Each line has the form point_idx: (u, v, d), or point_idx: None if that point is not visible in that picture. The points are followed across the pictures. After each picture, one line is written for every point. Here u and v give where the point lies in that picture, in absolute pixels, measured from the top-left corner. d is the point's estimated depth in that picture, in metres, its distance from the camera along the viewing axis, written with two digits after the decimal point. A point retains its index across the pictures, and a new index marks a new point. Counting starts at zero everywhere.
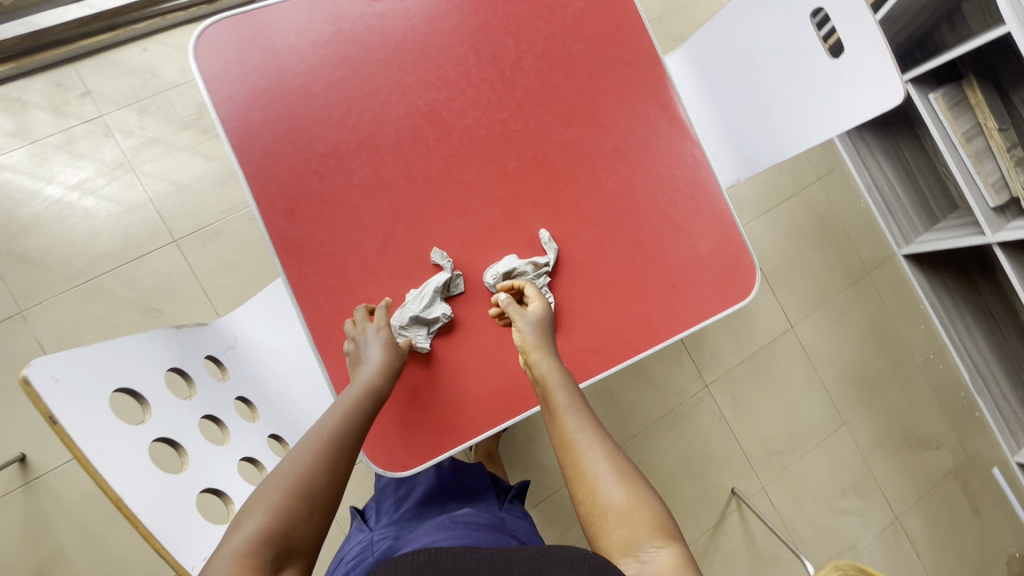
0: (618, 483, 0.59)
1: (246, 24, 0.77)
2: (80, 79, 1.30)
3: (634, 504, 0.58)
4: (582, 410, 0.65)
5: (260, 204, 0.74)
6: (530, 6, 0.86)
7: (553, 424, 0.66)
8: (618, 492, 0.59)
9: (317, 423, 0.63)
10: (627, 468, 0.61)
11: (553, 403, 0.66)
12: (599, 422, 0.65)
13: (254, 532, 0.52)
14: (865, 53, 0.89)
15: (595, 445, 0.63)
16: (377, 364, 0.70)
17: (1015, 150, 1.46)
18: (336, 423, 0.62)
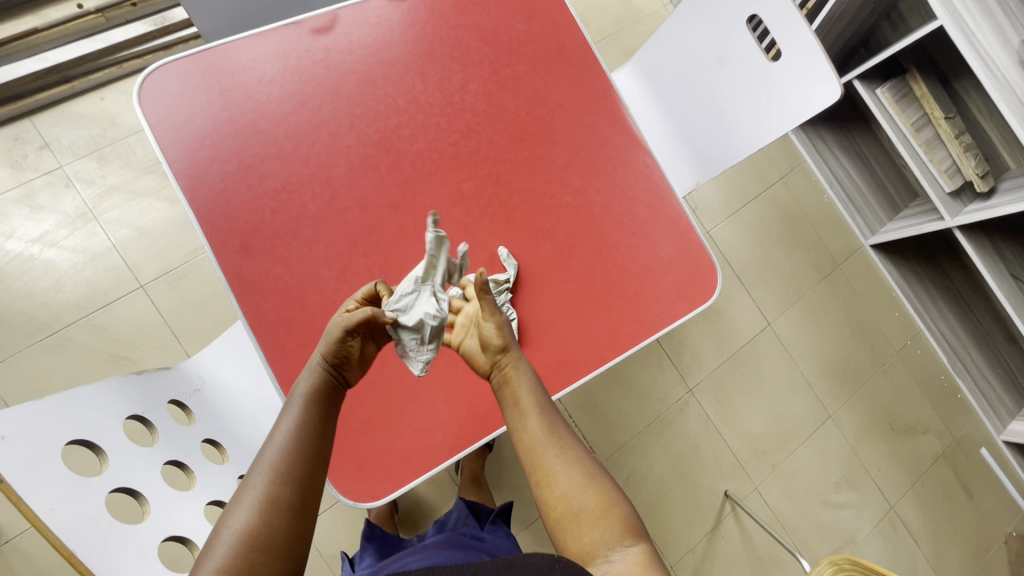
0: (588, 488, 0.62)
1: (190, 68, 0.78)
2: (37, 132, 1.30)
3: (604, 508, 0.61)
4: (550, 414, 0.66)
5: (212, 243, 0.74)
6: (473, 32, 0.88)
7: (518, 427, 0.65)
8: (589, 497, 0.61)
9: (246, 482, 0.56)
10: (596, 473, 0.64)
11: (519, 405, 0.65)
12: (566, 426, 0.66)
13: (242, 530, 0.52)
14: (801, 54, 0.92)
15: (565, 449, 0.64)
16: (303, 394, 0.61)
17: (962, 136, 1.50)
18: (263, 481, 0.55)
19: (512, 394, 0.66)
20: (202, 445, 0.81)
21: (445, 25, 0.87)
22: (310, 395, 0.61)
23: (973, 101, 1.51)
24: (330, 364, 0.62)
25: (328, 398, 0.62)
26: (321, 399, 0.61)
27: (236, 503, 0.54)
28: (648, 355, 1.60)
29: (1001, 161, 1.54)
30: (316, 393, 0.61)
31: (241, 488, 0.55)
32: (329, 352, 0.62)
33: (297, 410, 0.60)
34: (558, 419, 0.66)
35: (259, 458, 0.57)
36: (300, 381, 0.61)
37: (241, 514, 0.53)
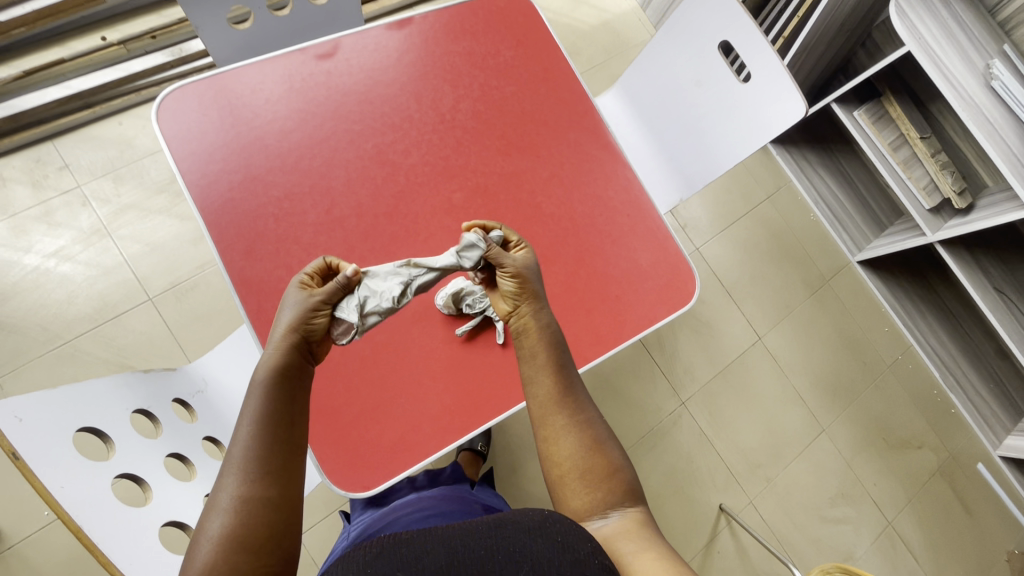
0: (593, 449, 0.67)
1: (204, 89, 0.85)
2: (59, 154, 1.39)
3: (607, 468, 0.67)
4: (566, 374, 0.71)
5: (219, 248, 0.80)
6: (464, 57, 0.96)
7: (532, 389, 0.70)
8: (594, 456, 0.67)
9: (217, 487, 0.57)
10: (601, 435, 0.69)
11: (536, 368, 0.70)
12: (578, 387, 0.72)
13: (221, 532, 0.54)
14: (768, 74, 0.99)
15: (576, 409, 0.69)
16: (260, 387, 0.61)
17: (938, 155, 1.56)
18: (233, 483, 0.56)
19: (533, 351, 0.71)
20: (203, 443, 0.85)
21: (438, 51, 0.95)
22: (268, 382, 0.61)
23: (948, 122, 1.58)
24: (299, 334, 0.64)
25: (285, 382, 0.62)
26: (280, 382, 0.62)
27: (211, 508, 0.56)
28: (640, 367, 1.63)
29: (978, 179, 1.59)
30: (273, 382, 0.61)
31: (214, 493, 0.57)
32: (300, 319, 0.64)
33: (252, 409, 0.60)
34: (572, 381, 0.71)
35: (226, 462, 0.58)
36: (257, 368, 0.62)
37: (217, 518, 0.55)
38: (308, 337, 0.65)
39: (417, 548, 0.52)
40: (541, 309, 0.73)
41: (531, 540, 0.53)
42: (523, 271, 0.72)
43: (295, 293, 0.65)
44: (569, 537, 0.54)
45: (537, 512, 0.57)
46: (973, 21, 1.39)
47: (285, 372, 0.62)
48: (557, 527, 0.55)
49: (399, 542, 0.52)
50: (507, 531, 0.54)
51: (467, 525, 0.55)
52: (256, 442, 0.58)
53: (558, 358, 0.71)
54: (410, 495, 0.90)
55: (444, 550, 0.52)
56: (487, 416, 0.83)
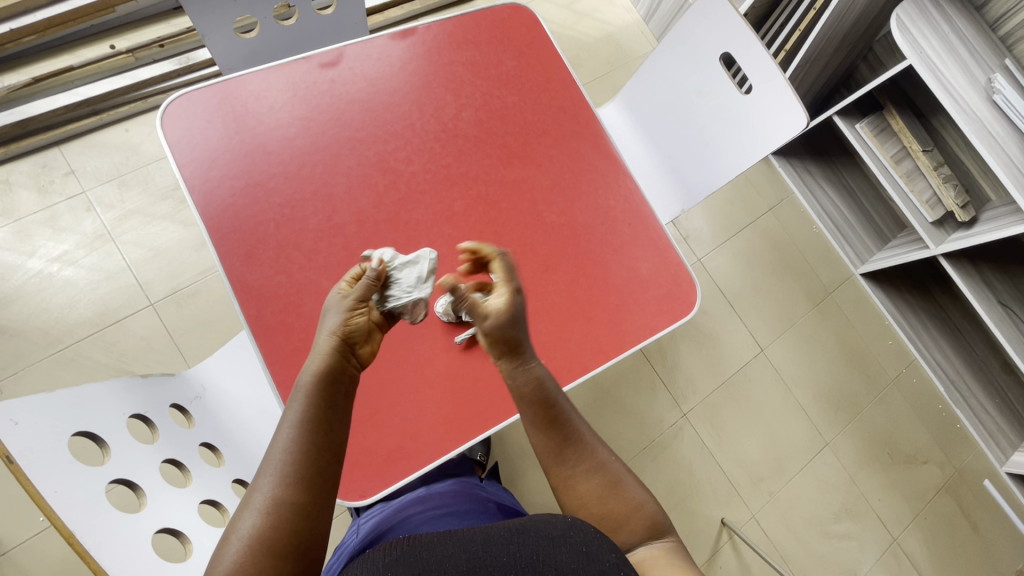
0: (610, 488, 0.68)
1: (209, 96, 0.86)
2: (65, 160, 1.40)
3: (626, 506, 0.67)
4: (564, 426, 0.69)
5: (219, 252, 0.80)
6: (466, 67, 0.97)
7: (538, 445, 0.70)
8: (610, 498, 0.67)
9: (255, 485, 0.57)
10: (615, 473, 0.69)
11: (537, 424, 0.69)
12: (584, 430, 0.71)
13: (249, 534, 0.54)
14: (769, 86, 1.00)
15: (582, 457, 0.69)
16: (305, 388, 0.60)
17: (941, 168, 1.56)
18: (270, 484, 0.57)
19: (524, 409, 0.69)
20: (200, 449, 0.85)
21: (441, 61, 0.96)
22: (314, 384, 0.60)
23: (949, 134, 1.58)
24: (341, 339, 0.63)
25: (330, 386, 0.62)
26: (325, 385, 0.61)
27: (246, 505, 0.56)
28: (641, 378, 1.62)
29: (981, 193, 1.59)
30: (318, 384, 0.61)
31: (250, 490, 0.57)
32: (342, 322, 0.63)
33: (297, 411, 0.60)
34: (573, 428, 0.70)
35: (266, 462, 0.58)
36: (305, 368, 0.62)
37: (249, 517, 0.55)
38: (350, 340, 0.64)
39: (437, 553, 0.52)
40: (523, 364, 0.69)
41: (552, 548, 0.53)
42: (500, 321, 0.65)
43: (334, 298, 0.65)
44: (593, 546, 0.53)
45: (561, 519, 0.56)
46: (974, 36, 1.40)
47: (331, 375, 0.62)
48: (580, 537, 0.54)
49: (420, 546, 0.53)
50: (529, 537, 0.54)
51: (488, 530, 0.55)
52: (296, 448, 0.58)
53: (554, 410, 0.69)
54: (420, 488, 0.88)
55: (463, 556, 0.52)
56: (486, 425, 0.83)
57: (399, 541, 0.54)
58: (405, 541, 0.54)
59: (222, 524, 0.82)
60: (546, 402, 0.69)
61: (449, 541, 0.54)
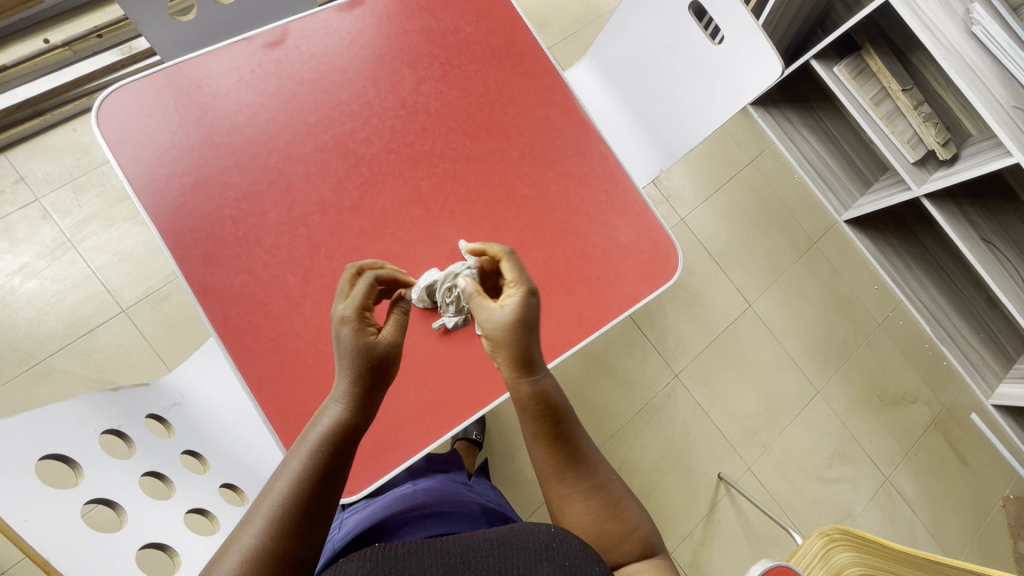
0: (606, 508, 0.67)
1: (146, 88, 0.80)
2: (12, 166, 1.33)
3: (621, 527, 0.66)
4: (568, 443, 0.67)
5: (176, 255, 0.77)
6: (422, 36, 0.91)
7: (535, 459, 0.68)
8: (605, 521, 0.66)
9: (243, 525, 0.56)
10: (615, 494, 0.68)
11: (537, 439, 0.67)
12: (587, 449, 0.69)
13: (232, 574, 0.53)
14: (742, 34, 0.95)
15: (581, 477, 0.67)
16: (323, 432, 0.59)
17: (921, 107, 1.52)
18: (260, 530, 0.55)
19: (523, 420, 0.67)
20: (182, 457, 0.82)
21: (393, 32, 0.90)
22: (324, 439, 0.59)
23: (929, 71, 1.52)
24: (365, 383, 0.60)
25: (347, 433, 0.60)
26: (345, 432, 0.60)
27: (235, 541, 0.55)
28: (631, 343, 1.61)
29: (962, 129, 1.55)
30: (331, 438, 0.59)
31: (239, 530, 0.55)
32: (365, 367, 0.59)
33: (304, 462, 0.58)
34: (578, 446, 0.68)
35: (261, 502, 0.57)
36: (322, 418, 0.60)
37: (231, 560, 0.54)
38: (372, 388, 0.61)
39: (413, 565, 0.51)
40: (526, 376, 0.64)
41: (534, 561, 0.53)
42: (502, 317, 0.62)
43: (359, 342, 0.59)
44: (575, 559, 0.53)
45: (544, 528, 0.56)
46: None
47: (350, 424, 0.60)
48: (563, 549, 0.54)
49: (395, 557, 0.52)
50: (509, 550, 0.54)
51: (468, 543, 0.54)
52: (294, 503, 0.56)
53: (562, 425, 0.66)
54: (405, 486, 0.86)
55: (441, 565, 0.51)
56: (471, 409, 0.81)
57: (374, 551, 0.53)
58: (380, 552, 0.53)
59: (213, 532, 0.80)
60: (553, 415, 0.66)
61: (426, 553, 0.53)
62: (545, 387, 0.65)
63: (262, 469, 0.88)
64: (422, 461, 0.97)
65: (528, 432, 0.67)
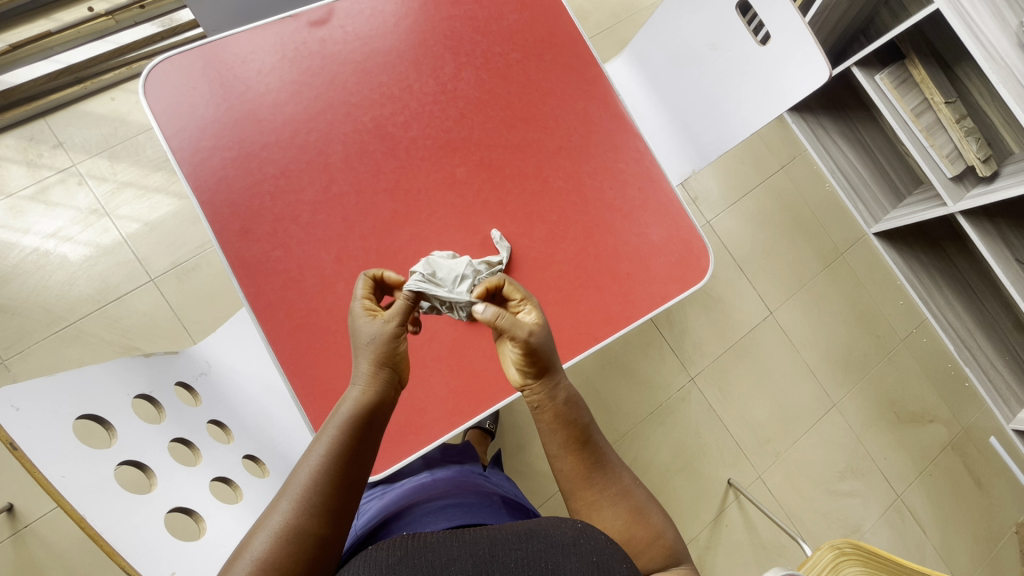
0: (633, 515, 0.66)
1: (193, 60, 0.81)
2: (52, 132, 1.35)
3: (646, 532, 0.65)
4: (592, 448, 0.67)
5: (214, 227, 0.78)
6: (465, 22, 0.90)
7: (556, 462, 0.67)
8: (633, 525, 0.65)
9: (272, 506, 0.56)
10: (639, 500, 0.67)
11: (562, 440, 0.66)
12: (610, 455, 0.69)
13: (260, 558, 0.53)
14: (789, 36, 0.93)
15: (605, 481, 0.67)
16: (343, 417, 0.60)
17: (964, 121, 1.48)
18: (288, 510, 0.55)
19: (552, 429, 0.66)
20: (208, 427, 0.84)
21: (437, 16, 0.90)
22: (350, 415, 0.60)
23: (974, 85, 1.48)
24: (386, 367, 0.62)
25: (367, 419, 0.61)
26: (365, 417, 0.61)
27: (261, 526, 0.55)
28: (648, 344, 1.60)
29: (1004, 146, 1.51)
30: (357, 416, 0.60)
31: (267, 512, 0.56)
32: (384, 348, 0.61)
33: (327, 439, 0.59)
34: (600, 450, 0.68)
35: (288, 484, 0.57)
36: (346, 400, 0.61)
37: (264, 540, 0.54)
38: (394, 369, 0.63)
39: (442, 555, 0.52)
40: (554, 384, 0.65)
41: (562, 556, 0.53)
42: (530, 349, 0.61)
43: (370, 324, 0.62)
44: (604, 556, 0.54)
45: (571, 524, 0.56)
46: None
47: (371, 409, 0.61)
48: (591, 545, 0.54)
49: (424, 547, 0.53)
50: (537, 543, 0.54)
51: (497, 534, 0.55)
52: (320, 482, 0.57)
53: (587, 434, 0.66)
54: (422, 477, 0.87)
55: (469, 559, 0.52)
56: (494, 399, 0.82)
57: (403, 540, 0.54)
58: (409, 541, 0.54)
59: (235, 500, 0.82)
60: (578, 424, 0.66)
61: (454, 543, 0.54)
62: (568, 396, 0.66)
63: (285, 442, 0.90)
64: (435, 452, 0.96)
65: (554, 441, 0.66)
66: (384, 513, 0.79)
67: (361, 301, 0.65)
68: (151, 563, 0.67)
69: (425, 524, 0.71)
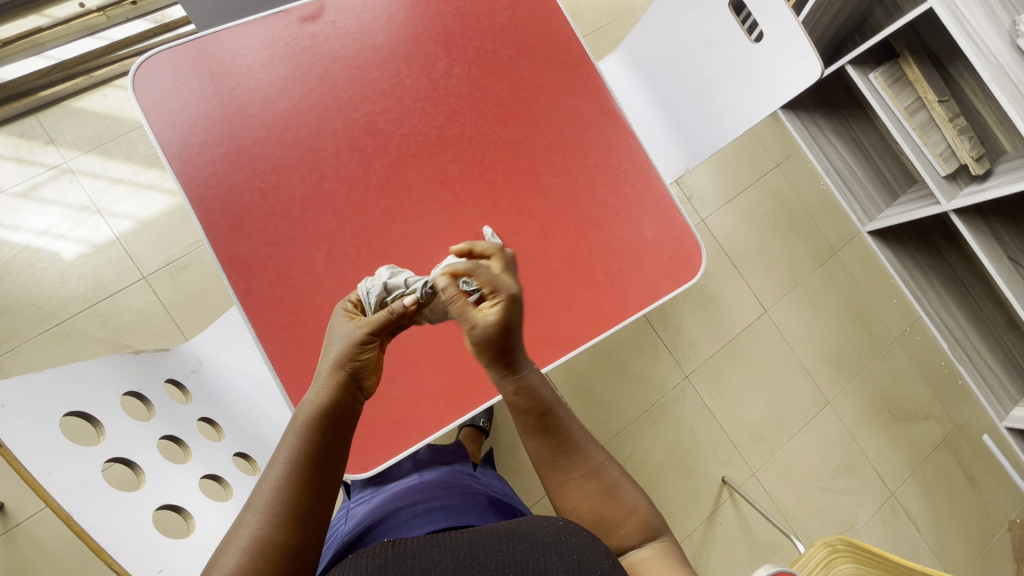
0: (603, 496, 0.66)
1: (184, 55, 0.81)
2: (43, 128, 1.34)
3: (619, 511, 0.65)
4: (556, 432, 0.66)
5: (204, 224, 0.77)
6: (458, 19, 0.90)
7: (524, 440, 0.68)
8: (603, 505, 0.65)
9: (240, 521, 0.55)
10: (611, 479, 0.67)
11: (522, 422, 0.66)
12: (578, 436, 0.67)
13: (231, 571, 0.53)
14: (783, 35, 0.93)
15: (570, 463, 0.66)
16: (302, 423, 0.58)
17: (957, 119, 1.49)
18: (255, 524, 0.55)
19: (513, 413, 0.66)
20: (199, 424, 0.84)
21: (429, 12, 0.89)
22: (309, 419, 0.58)
23: (967, 83, 1.49)
24: (345, 372, 0.59)
25: (328, 424, 0.59)
26: (325, 422, 0.59)
27: (230, 543, 0.54)
28: (643, 342, 1.60)
29: (997, 144, 1.51)
30: (315, 422, 0.58)
31: (234, 529, 0.55)
32: (347, 355, 0.59)
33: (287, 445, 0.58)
34: (566, 433, 0.67)
35: (254, 497, 0.57)
36: (303, 405, 0.59)
37: (233, 556, 0.53)
38: (355, 374, 0.60)
39: (423, 560, 0.52)
40: (505, 376, 0.63)
41: (543, 555, 0.53)
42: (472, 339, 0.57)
43: (342, 326, 0.60)
44: (585, 553, 0.53)
45: (552, 523, 0.56)
46: None
47: (331, 414, 0.59)
48: (572, 543, 0.54)
49: (404, 552, 0.53)
50: (518, 544, 0.54)
51: (478, 537, 0.55)
52: (282, 490, 0.56)
53: (549, 418, 0.65)
54: (411, 478, 0.87)
55: (450, 563, 0.52)
56: (485, 395, 0.82)
57: (383, 547, 0.54)
58: (389, 548, 0.54)
59: (226, 498, 0.82)
60: (538, 410, 0.65)
61: (435, 548, 0.54)
62: (529, 385, 0.64)
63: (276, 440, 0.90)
64: (426, 451, 0.95)
65: (517, 424, 0.67)
66: (369, 516, 0.78)
67: (343, 306, 0.64)
68: (140, 561, 0.66)
69: (410, 527, 0.70)
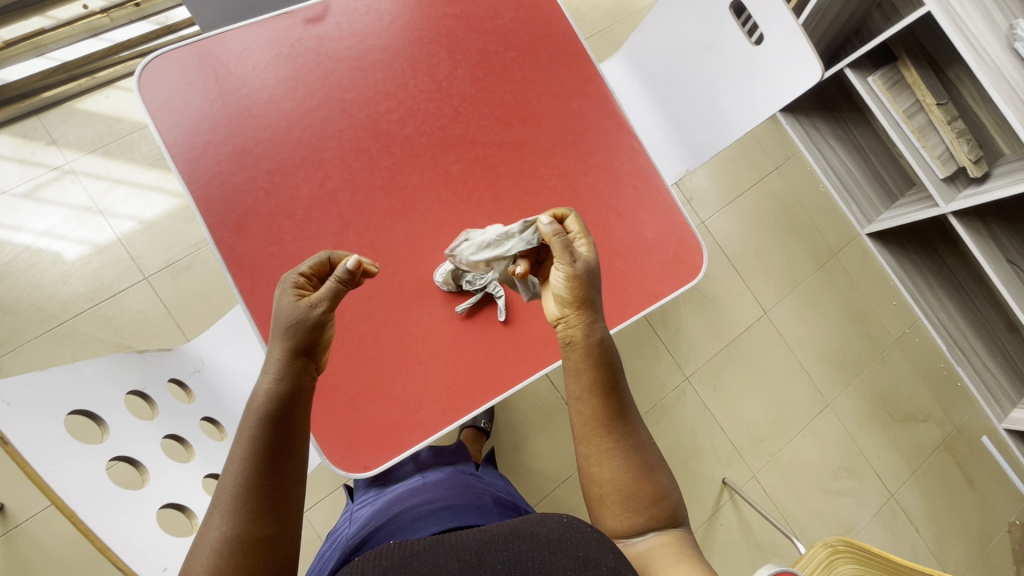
0: (641, 472, 0.64)
1: (189, 56, 0.81)
2: (45, 129, 1.34)
3: (653, 491, 0.63)
4: (617, 396, 0.65)
5: (208, 223, 0.78)
6: (461, 21, 0.91)
7: (575, 398, 0.65)
8: (640, 481, 0.63)
9: (206, 527, 0.55)
10: (652, 458, 0.65)
11: (583, 376, 0.64)
12: (631, 407, 0.66)
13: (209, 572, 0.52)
14: (783, 38, 0.94)
15: (622, 431, 0.65)
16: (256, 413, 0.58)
17: (955, 122, 1.50)
18: (222, 524, 0.54)
19: (580, 367, 0.64)
20: (201, 424, 0.84)
21: (433, 14, 0.90)
22: (263, 409, 0.59)
23: (966, 86, 1.50)
24: (300, 353, 0.61)
25: (283, 408, 0.59)
26: (282, 407, 0.59)
27: (200, 548, 0.54)
28: (643, 343, 1.61)
29: (995, 147, 1.53)
30: (268, 409, 0.59)
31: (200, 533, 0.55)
32: (301, 336, 0.60)
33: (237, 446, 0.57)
34: (623, 401, 0.66)
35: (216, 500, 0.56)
36: (255, 397, 0.59)
37: (207, 558, 0.53)
38: (308, 351, 0.62)
39: (429, 561, 0.52)
40: (594, 322, 0.65)
41: (548, 553, 0.53)
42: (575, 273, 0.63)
43: (289, 307, 0.61)
44: (590, 550, 0.53)
45: (557, 521, 0.56)
46: None
47: (285, 398, 0.60)
48: (576, 539, 0.54)
49: (410, 555, 0.53)
50: (524, 543, 0.54)
51: (482, 537, 0.55)
52: (241, 488, 0.55)
53: (610, 378, 0.65)
54: (415, 478, 0.87)
55: (456, 563, 0.52)
56: (489, 395, 0.83)
57: (389, 549, 0.54)
58: (395, 550, 0.54)
59: None
60: (610, 367, 0.65)
61: (441, 549, 0.54)
62: (601, 338, 0.65)
63: None
64: (429, 451, 0.95)
65: (578, 382, 0.65)
66: (374, 517, 0.78)
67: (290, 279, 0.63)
68: (143, 559, 0.66)
69: (416, 529, 0.71)
